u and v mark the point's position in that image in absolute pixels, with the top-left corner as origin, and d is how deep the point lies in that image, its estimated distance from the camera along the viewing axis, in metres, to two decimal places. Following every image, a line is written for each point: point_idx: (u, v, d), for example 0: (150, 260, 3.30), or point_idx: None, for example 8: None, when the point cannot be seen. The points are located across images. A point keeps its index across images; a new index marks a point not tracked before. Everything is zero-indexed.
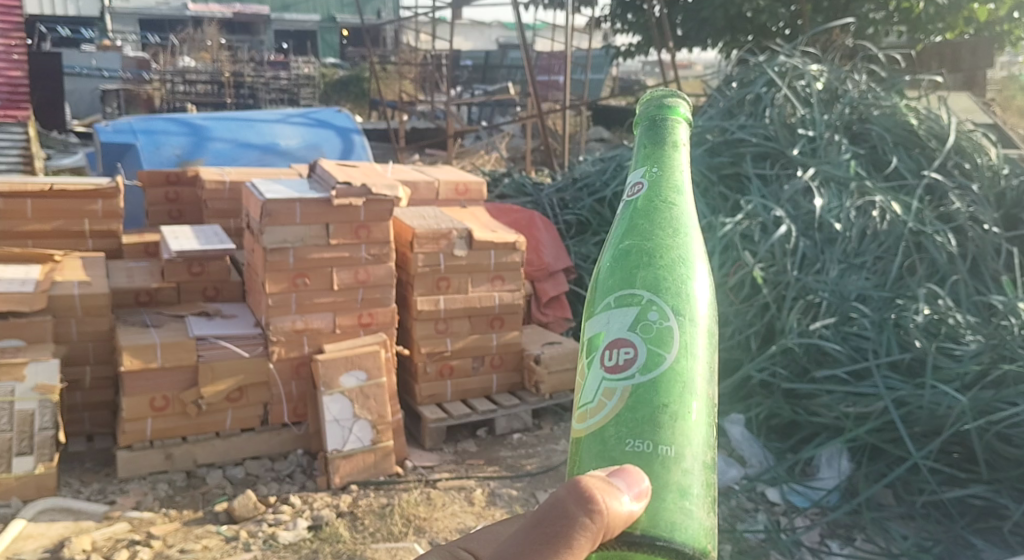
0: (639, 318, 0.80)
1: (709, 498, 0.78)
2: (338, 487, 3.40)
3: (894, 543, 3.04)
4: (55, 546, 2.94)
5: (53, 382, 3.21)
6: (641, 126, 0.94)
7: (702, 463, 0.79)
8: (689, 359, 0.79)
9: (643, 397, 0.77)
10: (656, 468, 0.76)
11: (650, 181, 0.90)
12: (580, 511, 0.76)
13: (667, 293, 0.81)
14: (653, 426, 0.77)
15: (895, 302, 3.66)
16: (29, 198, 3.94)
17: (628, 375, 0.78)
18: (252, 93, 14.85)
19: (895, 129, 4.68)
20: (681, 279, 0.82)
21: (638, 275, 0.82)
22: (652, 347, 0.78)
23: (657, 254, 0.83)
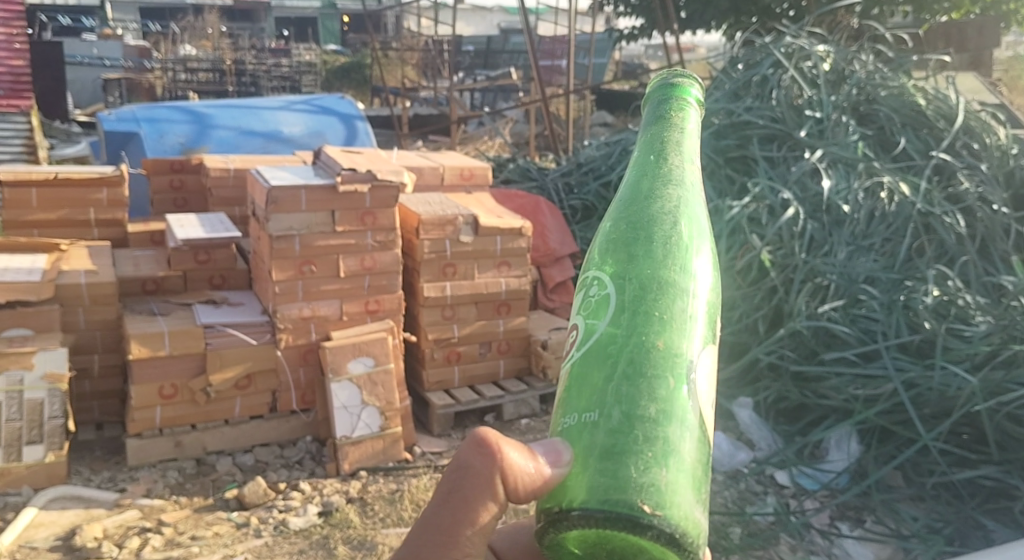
0: (585, 301, 0.98)
1: (649, 457, 0.84)
2: (348, 473, 3.41)
3: (904, 525, 3.05)
4: (67, 533, 2.96)
5: (62, 370, 3.21)
6: (643, 116, 1.15)
7: (646, 419, 0.86)
8: (622, 320, 0.92)
9: (579, 369, 0.92)
10: (586, 432, 0.87)
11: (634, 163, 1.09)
12: (482, 465, 0.90)
13: (609, 266, 0.98)
14: (586, 396, 0.90)
15: (904, 284, 3.64)
16: (34, 187, 3.93)
17: (573, 354, 0.95)
18: (253, 81, 14.66)
19: (902, 110, 4.65)
20: (626, 253, 0.98)
21: (594, 260, 1.02)
22: (590, 319, 0.95)
23: (614, 230, 1.02)
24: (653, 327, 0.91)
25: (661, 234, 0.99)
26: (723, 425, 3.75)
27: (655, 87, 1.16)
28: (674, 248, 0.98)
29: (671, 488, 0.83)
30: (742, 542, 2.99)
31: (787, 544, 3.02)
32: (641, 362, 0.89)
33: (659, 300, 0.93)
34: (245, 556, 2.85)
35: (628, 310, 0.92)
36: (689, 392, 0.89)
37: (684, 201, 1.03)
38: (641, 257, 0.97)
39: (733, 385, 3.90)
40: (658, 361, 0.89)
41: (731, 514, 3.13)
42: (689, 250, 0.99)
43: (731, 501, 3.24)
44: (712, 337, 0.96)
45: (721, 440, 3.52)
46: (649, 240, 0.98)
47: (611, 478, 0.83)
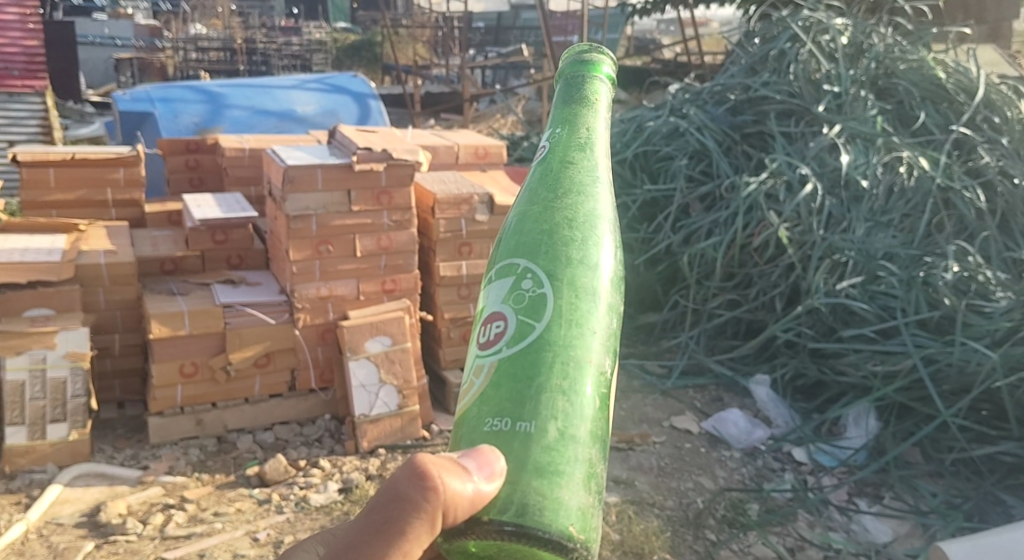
0: (514, 292, 1.04)
1: (577, 480, 0.97)
2: (366, 451, 3.44)
3: (923, 501, 3.07)
4: (91, 510, 3.00)
5: (84, 349, 3.26)
6: (560, 82, 1.21)
7: (575, 439, 0.98)
8: (557, 324, 1.01)
9: (508, 367, 1.00)
10: (516, 441, 0.97)
11: (557, 141, 1.15)
12: (419, 493, 0.96)
13: (542, 260, 1.04)
14: (514, 406, 0.98)
15: (924, 260, 3.62)
16: (52, 167, 3.97)
17: (500, 348, 1.01)
18: (264, 59, 14.63)
19: (922, 84, 4.57)
20: (562, 252, 1.05)
21: (519, 247, 1.07)
22: (522, 317, 1.02)
23: (543, 222, 1.08)
24: (585, 342, 1.01)
25: (590, 236, 1.08)
26: (740, 403, 3.76)
27: (573, 56, 1.21)
28: (599, 246, 1.08)
29: (588, 512, 0.96)
30: (760, 518, 3.00)
31: (806, 520, 3.03)
32: (577, 378, 1.00)
33: (590, 311, 1.03)
34: (267, 532, 2.89)
35: (564, 319, 1.01)
36: (606, 413, 1.03)
37: (605, 199, 1.13)
38: (575, 259, 1.05)
39: (750, 362, 3.94)
40: (589, 382, 1.01)
41: (749, 491, 3.15)
42: (611, 250, 1.09)
43: (749, 478, 3.25)
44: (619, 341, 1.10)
45: (739, 417, 3.52)
46: (583, 242, 1.07)
47: (547, 498, 0.94)
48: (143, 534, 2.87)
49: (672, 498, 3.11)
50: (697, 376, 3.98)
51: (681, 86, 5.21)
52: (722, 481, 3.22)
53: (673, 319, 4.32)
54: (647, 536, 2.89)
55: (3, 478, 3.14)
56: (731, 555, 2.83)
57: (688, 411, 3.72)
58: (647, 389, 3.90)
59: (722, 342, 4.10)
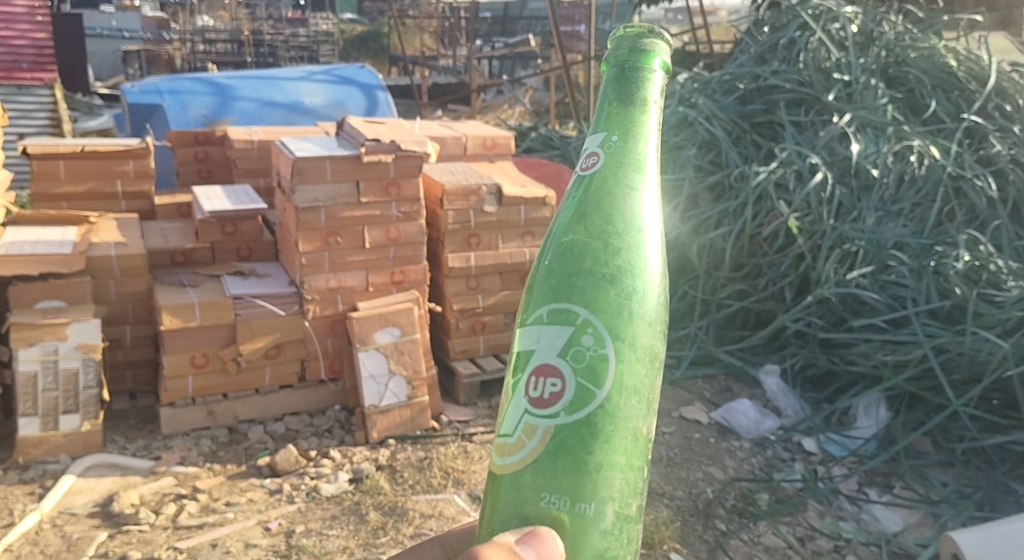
0: (572, 347, 0.81)
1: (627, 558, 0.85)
2: (377, 441, 3.45)
3: (933, 490, 3.07)
4: (104, 500, 3.02)
5: (96, 341, 3.28)
6: (621, 52, 0.90)
7: (634, 519, 0.85)
8: (623, 394, 0.82)
9: (566, 442, 0.80)
10: (572, 525, 0.81)
11: (620, 137, 0.87)
12: None
13: (607, 311, 0.82)
14: (572, 487, 0.81)
15: (934, 249, 3.61)
16: (62, 160, 3.98)
17: (556, 419, 0.81)
18: (271, 52, 14.41)
19: (933, 72, 4.53)
20: (627, 297, 0.83)
21: (578, 287, 0.83)
22: (583, 381, 0.80)
23: (605, 257, 0.84)
24: (649, 410, 0.85)
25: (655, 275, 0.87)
26: (749, 393, 3.76)
27: (639, 30, 0.91)
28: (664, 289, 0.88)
29: None
30: (770, 508, 3.00)
31: (816, 510, 3.03)
32: (637, 453, 0.84)
33: (654, 371, 0.85)
34: (279, 521, 2.91)
35: (632, 387, 0.82)
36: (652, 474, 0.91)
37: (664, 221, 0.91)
38: (641, 307, 0.84)
39: (760, 352, 3.94)
40: (648, 452, 0.86)
41: (759, 481, 3.15)
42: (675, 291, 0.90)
43: (758, 468, 3.26)
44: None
45: (748, 407, 3.52)
46: (652, 287, 0.86)
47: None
48: (156, 524, 2.89)
49: (682, 488, 3.11)
50: (706, 367, 3.98)
51: (690, 75, 5.17)
52: (731, 471, 3.22)
53: (682, 310, 4.29)
54: (656, 526, 2.89)
55: (16, 468, 3.17)
56: (741, 545, 2.84)
57: (697, 401, 3.72)
58: None
59: (731, 333, 4.10)
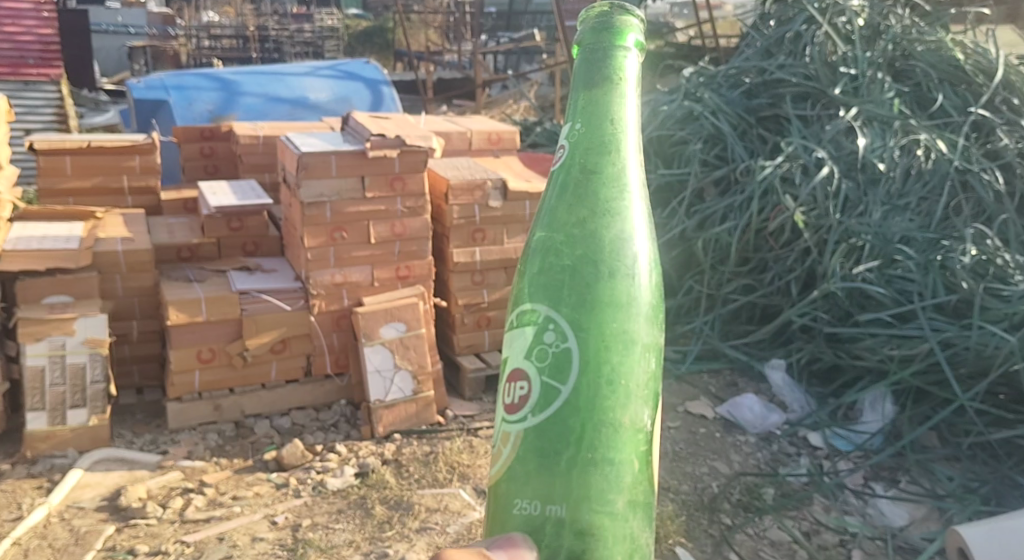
0: (536, 347, 0.95)
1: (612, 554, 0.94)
2: (382, 436, 3.46)
3: (939, 485, 3.07)
4: (112, 494, 3.04)
5: (103, 336, 3.29)
6: (580, 62, 1.04)
7: (618, 507, 0.94)
8: (583, 384, 0.93)
9: (536, 439, 0.94)
10: (548, 527, 0.93)
11: (575, 146, 1.02)
12: None
13: (565, 308, 0.95)
14: (545, 486, 0.93)
15: (941, 244, 3.60)
16: (67, 155, 4.00)
17: (527, 414, 0.95)
18: (277, 46, 14.58)
19: (940, 65, 4.51)
20: (585, 298, 0.96)
21: (540, 292, 0.98)
22: (547, 379, 0.94)
23: (564, 259, 0.98)
24: (617, 400, 0.94)
25: (620, 273, 0.98)
26: (755, 388, 3.77)
27: (593, 30, 1.04)
28: (629, 280, 0.98)
29: None
30: (775, 502, 3.00)
31: (821, 504, 3.03)
32: (610, 445, 0.94)
33: (620, 365, 0.95)
34: (285, 515, 2.92)
35: (592, 377, 0.94)
36: (649, 463, 0.98)
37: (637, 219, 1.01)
38: (601, 306, 0.95)
39: (766, 347, 3.94)
40: (626, 440, 0.95)
41: (764, 475, 3.15)
42: (643, 280, 0.99)
43: (764, 463, 3.26)
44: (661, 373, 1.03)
45: (754, 402, 3.52)
46: (610, 280, 0.97)
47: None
48: (163, 518, 2.90)
49: (687, 482, 3.11)
50: (712, 361, 3.97)
51: (695, 69, 5.16)
52: (737, 466, 3.22)
53: (687, 305, 4.28)
54: (662, 520, 2.90)
55: (24, 462, 3.18)
56: (747, 540, 2.84)
57: (703, 396, 3.72)
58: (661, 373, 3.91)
59: (736, 328, 4.10)
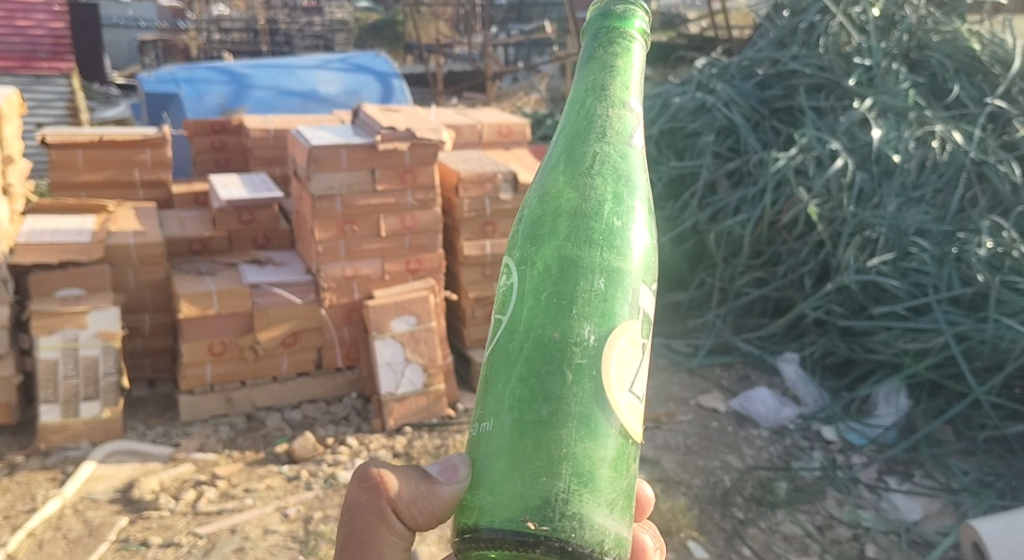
0: (500, 290, 1.08)
1: (535, 467, 0.95)
2: (393, 429, 3.47)
3: (954, 479, 3.05)
4: (125, 486, 3.05)
5: (115, 329, 3.30)
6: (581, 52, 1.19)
7: (554, 426, 0.96)
8: (521, 308, 1.02)
9: (486, 367, 1.04)
10: (482, 441, 0.99)
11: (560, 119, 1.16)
12: (370, 499, 1.16)
13: (518, 249, 1.07)
14: (485, 408, 1.01)
15: (956, 236, 3.57)
16: (79, 149, 3.98)
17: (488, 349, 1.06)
18: (287, 40, 14.43)
19: (956, 56, 4.46)
20: (534, 236, 1.06)
21: (510, 244, 1.11)
22: (500, 311, 1.05)
23: (529, 210, 1.10)
24: (553, 320, 0.99)
25: (573, 214, 1.05)
26: (768, 381, 3.75)
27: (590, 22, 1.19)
28: (575, 214, 1.05)
29: (551, 504, 0.93)
30: (788, 496, 2.98)
31: (835, 498, 3.01)
32: (538, 360, 0.98)
33: (559, 290, 1.01)
34: (297, 508, 2.93)
35: (527, 300, 1.02)
36: (601, 387, 0.97)
37: (613, 170, 1.09)
38: (547, 241, 1.04)
39: (779, 340, 3.94)
40: (562, 359, 0.97)
41: (778, 469, 3.14)
42: (591, 214, 1.05)
43: (777, 456, 3.24)
44: (634, 305, 1.02)
45: (766, 396, 3.50)
46: (555, 217, 1.06)
47: (523, 491, 0.94)
48: (175, 510, 2.91)
49: (699, 476, 3.09)
50: (723, 355, 3.98)
51: (708, 60, 5.11)
52: (749, 460, 3.20)
53: (699, 298, 4.32)
54: (674, 514, 2.88)
55: (38, 454, 3.19)
56: (759, 534, 2.83)
57: (715, 389, 3.71)
58: (672, 366, 3.89)
59: (750, 321, 4.12)
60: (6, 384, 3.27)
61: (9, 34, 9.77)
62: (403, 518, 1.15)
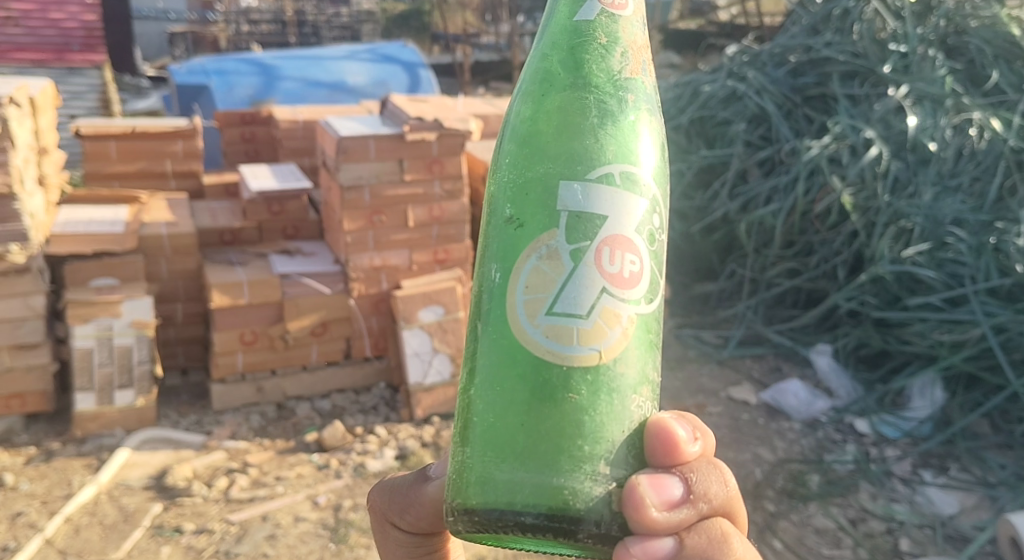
0: None
1: (461, 431, 0.92)
2: (421, 418, 3.47)
3: (991, 473, 3.00)
4: (158, 473, 3.09)
5: (148, 318, 3.34)
6: None
7: (475, 385, 0.92)
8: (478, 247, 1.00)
9: None
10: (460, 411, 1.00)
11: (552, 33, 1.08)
12: (379, 509, 1.21)
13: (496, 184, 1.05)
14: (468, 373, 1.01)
15: (995, 226, 3.48)
16: (112, 140, 4.03)
17: None
18: (315, 31, 14.46)
19: (995, 41, 4.34)
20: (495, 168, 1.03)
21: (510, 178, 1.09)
22: None
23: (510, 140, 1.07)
24: (480, 265, 0.95)
25: (514, 129, 1.00)
26: (799, 373, 3.73)
27: None
28: (512, 135, 1.00)
29: (466, 474, 0.89)
30: (820, 490, 2.95)
31: (868, 491, 2.97)
32: (472, 317, 0.95)
33: (486, 223, 0.97)
34: (327, 496, 2.95)
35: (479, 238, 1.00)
36: (508, 318, 0.89)
37: (562, 66, 0.98)
38: (492, 169, 1.01)
39: (812, 331, 3.93)
40: (481, 302, 0.93)
41: (809, 462, 3.10)
42: (524, 128, 0.98)
43: (809, 449, 3.20)
44: (554, 210, 0.89)
45: (799, 388, 3.46)
46: (502, 144, 1.02)
47: (449, 456, 0.93)
48: (208, 497, 2.95)
49: (729, 468, 3.07)
50: (755, 347, 3.96)
51: (739, 48, 5.03)
52: (781, 452, 3.17)
53: (730, 289, 4.41)
54: None
55: (74, 441, 3.25)
56: (790, 527, 2.80)
57: (746, 381, 3.68)
58: (702, 358, 3.88)
59: (781, 312, 4.15)
60: (41, 372, 3.33)
61: (42, 27, 9.89)
62: (402, 525, 1.17)
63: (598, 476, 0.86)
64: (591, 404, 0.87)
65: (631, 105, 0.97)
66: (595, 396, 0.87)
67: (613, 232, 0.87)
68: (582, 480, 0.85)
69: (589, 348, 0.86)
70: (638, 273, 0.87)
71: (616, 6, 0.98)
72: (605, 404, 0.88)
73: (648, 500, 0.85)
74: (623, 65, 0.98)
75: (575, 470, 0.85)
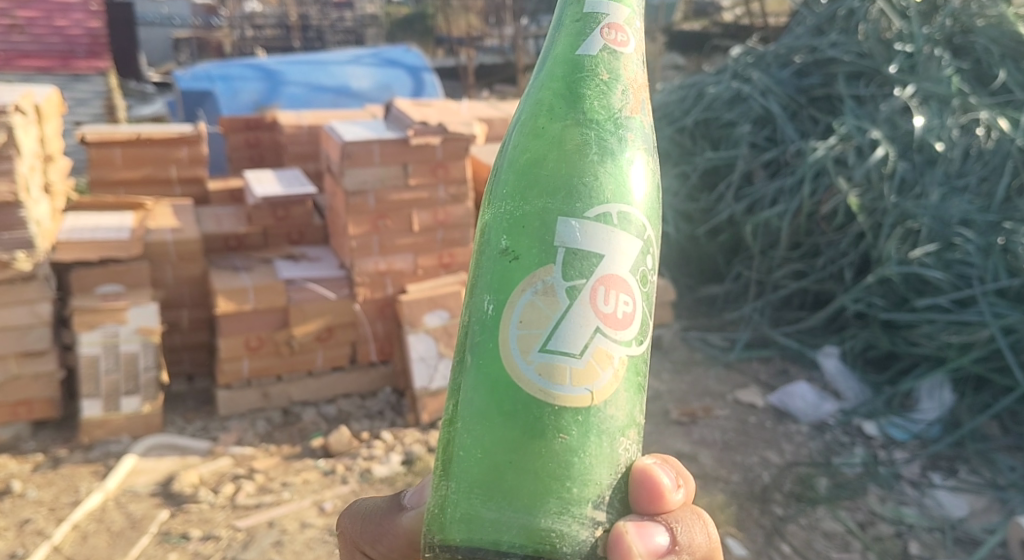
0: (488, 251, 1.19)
1: (446, 462, 1.04)
2: (427, 423, 3.45)
3: (1001, 475, 2.98)
4: (165, 479, 3.09)
5: (153, 324, 3.34)
6: None
7: (466, 421, 1.04)
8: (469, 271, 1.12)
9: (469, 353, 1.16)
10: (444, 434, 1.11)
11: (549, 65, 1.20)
12: (354, 536, 1.35)
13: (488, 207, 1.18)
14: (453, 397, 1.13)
15: (1003, 225, 3.45)
16: (118, 148, 4.04)
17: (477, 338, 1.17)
18: (319, 36, 14.44)
19: (1002, 40, 4.32)
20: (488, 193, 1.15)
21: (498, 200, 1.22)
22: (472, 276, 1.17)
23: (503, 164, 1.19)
24: (473, 295, 1.07)
25: (513, 160, 1.11)
26: (807, 375, 3.71)
27: None
28: (509, 165, 1.12)
29: (450, 508, 1.01)
30: (829, 493, 2.93)
31: (877, 494, 2.95)
32: (462, 350, 1.07)
33: (482, 250, 1.08)
34: (334, 502, 2.95)
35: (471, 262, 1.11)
36: (503, 349, 1.01)
37: (563, 100, 1.11)
38: (491, 194, 1.12)
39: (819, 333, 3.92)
40: (473, 331, 1.05)
41: (818, 465, 3.08)
42: (522, 159, 1.10)
43: (817, 452, 3.18)
44: (553, 245, 1.02)
45: (806, 391, 3.45)
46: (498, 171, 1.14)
47: (432, 490, 1.04)
48: (215, 503, 2.95)
49: (737, 472, 3.05)
50: (761, 349, 3.95)
51: (744, 48, 5.01)
52: (790, 455, 3.15)
53: (735, 291, 4.39)
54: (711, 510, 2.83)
55: (81, 448, 3.25)
56: (799, 530, 2.78)
57: (753, 384, 3.66)
58: (709, 361, 3.86)
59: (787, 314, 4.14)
60: (48, 379, 3.33)
61: (48, 35, 9.95)
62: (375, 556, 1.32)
63: (584, 519, 1.00)
64: (581, 446, 1.00)
65: (628, 142, 1.10)
66: (584, 437, 1.00)
67: (610, 275, 1.00)
68: (569, 523, 0.98)
69: (581, 388, 0.99)
70: (629, 314, 1.01)
71: (616, 43, 1.11)
72: (594, 446, 1.01)
73: (635, 548, 1.00)
74: (624, 103, 1.11)
75: (562, 513, 0.98)
